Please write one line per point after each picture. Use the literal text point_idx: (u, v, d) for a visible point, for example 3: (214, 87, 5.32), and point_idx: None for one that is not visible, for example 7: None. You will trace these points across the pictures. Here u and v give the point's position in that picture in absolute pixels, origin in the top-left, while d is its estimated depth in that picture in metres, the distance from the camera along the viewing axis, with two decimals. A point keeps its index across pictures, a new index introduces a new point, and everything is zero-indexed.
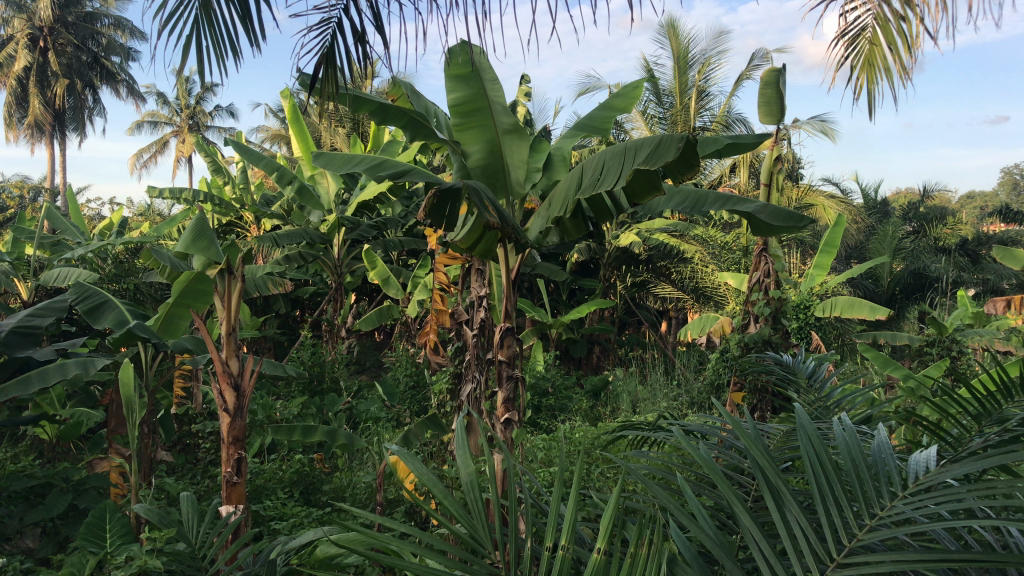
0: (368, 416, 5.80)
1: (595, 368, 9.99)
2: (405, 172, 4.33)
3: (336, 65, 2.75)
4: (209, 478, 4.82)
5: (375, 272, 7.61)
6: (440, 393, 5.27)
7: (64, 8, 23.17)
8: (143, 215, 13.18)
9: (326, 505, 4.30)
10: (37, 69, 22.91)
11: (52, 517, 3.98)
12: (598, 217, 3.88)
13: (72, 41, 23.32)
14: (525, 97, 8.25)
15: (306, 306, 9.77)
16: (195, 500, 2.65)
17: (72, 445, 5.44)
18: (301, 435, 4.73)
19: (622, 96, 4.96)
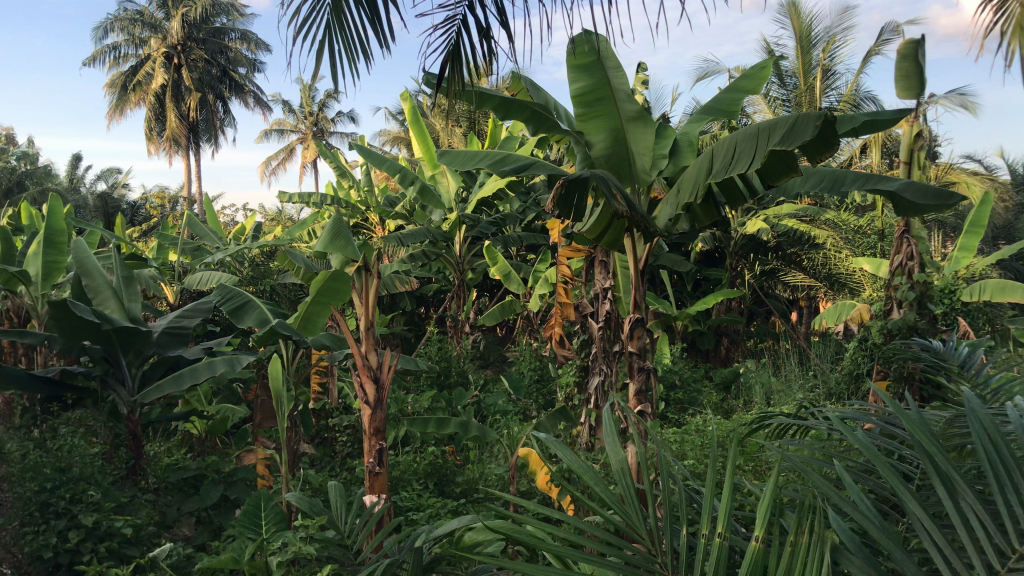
0: (496, 409, 5.88)
1: (724, 360, 9.78)
2: (529, 165, 4.35)
3: (462, 61, 2.80)
4: (347, 470, 5.00)
5: (497, 268, 7.66)
6: (568, 386, 5.28)
7: (195, 26, 24.44)
8: (275, 221, 13.74)
9: (461, 496, 4.38)
10: (173, 86, 24.36)
11: (206, 507, 4.22)
12: (729, 202, 3.78)
13: (204, 57, 24.65)
14: (643, 86, 8.15)
15: (430, 304, 9.98)
16: (343, 489, 2.73)
17: (219, 440, 5.75)
18: (435, 429, 4.83)
19: (748, 79, 4.81)
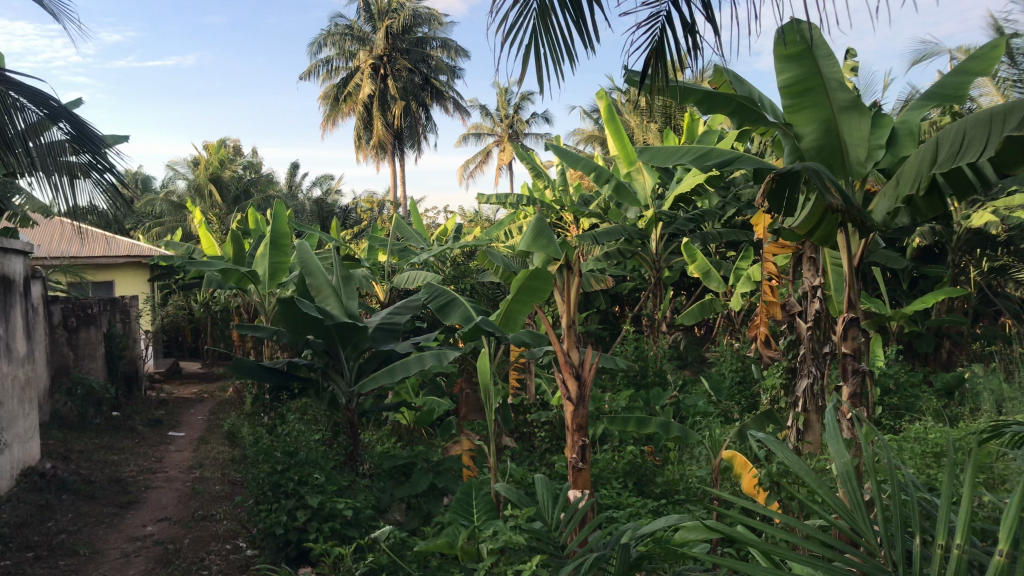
0: (696, 410, 5.80)
1: (945, 365, 9.10)
2: (733, 160, 4.25)
3: (666, 57, 2.79)
4: (548, 465, 5.11)
5: (695, 266, 7.54)
6: (773, 389, 5.11)
7: (398, 37, 25.75)
8: (474, 221, 14.23)
9: (661, 496, 4.36)
10: (379, 95, 25.80)
11: (416, 494, 4.47)
12: (958, 194, 3.51)
13: (408, 66, 25.91)
14: (852, 72, 7.72)
15: (626, 302, 9.98)
16: (549, 483, 2.89)
17: (425, 431, 6.05)
18: (635, 427, 4.82)
19: (977, 60, 4.44)
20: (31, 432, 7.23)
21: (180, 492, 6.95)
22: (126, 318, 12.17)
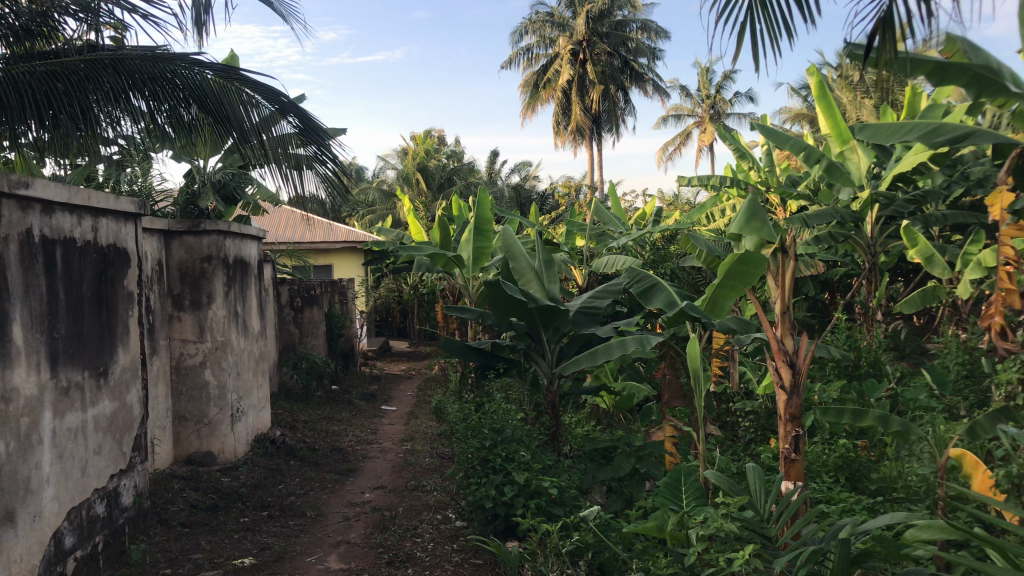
0: (917, 405, 5.46)
1: None
2: (967, 135, 3.93)
3: (893, 27, 2.71)
4: (753, 456, 5.00)
5: (916, 251, 7.07)
6: (1007, 385, 4.72)
7: (598, 22, 25.78)
8: (675, 204, 14.04)
9: (876, 493, 4.17)
10: (578, 80, 25.96)
11: (618, 477, 4.52)
12: None
13: (607, 50, 25.88)
14: None
15: (836, 289, 9.52)
16: (761, 473, 2.93)
17: (626, 415, 6.08)
18: (850, 420, 4.61)
19: None
20: (264, 401, 7.92)
21: (394, 463, 7.38)
22: (343, 298, 13.02)
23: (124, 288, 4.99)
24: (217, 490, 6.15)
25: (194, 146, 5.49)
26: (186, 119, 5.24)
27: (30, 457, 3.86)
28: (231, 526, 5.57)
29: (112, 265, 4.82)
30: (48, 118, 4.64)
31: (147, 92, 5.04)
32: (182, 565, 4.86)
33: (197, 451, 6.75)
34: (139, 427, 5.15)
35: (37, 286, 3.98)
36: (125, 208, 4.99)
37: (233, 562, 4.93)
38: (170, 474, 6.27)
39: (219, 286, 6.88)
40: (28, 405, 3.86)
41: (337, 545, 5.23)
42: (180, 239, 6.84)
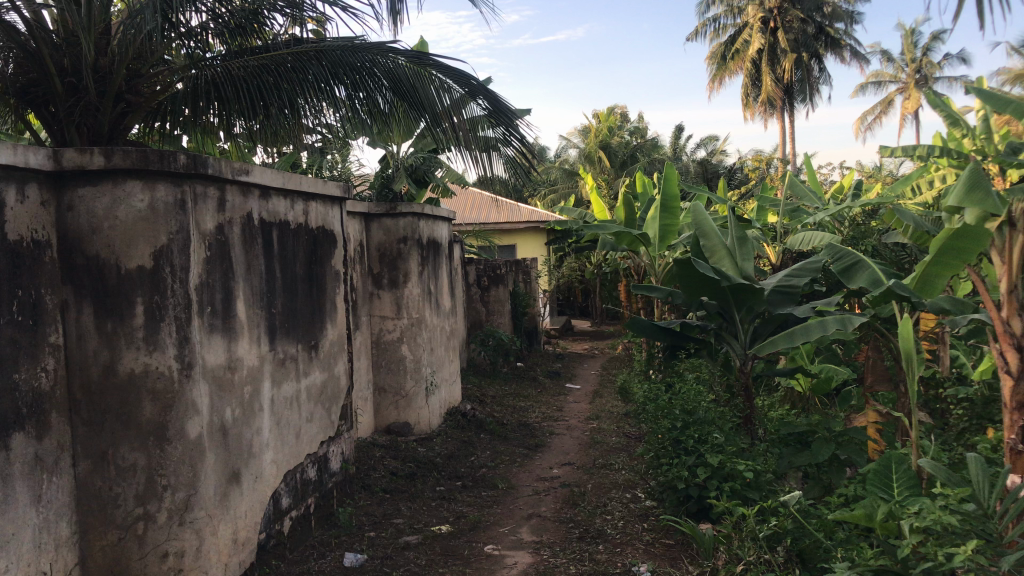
0: None
1: None
2: None
3: None
4: (966, 446, 4.67)
5: None
6: None
7: None
8: (876, 177, 13.24)
9: None
10: (769, 49, 24.96)
11: (817, 464, 4.36)
12: None
13: (800, 16, 24.70)
14: None
15: None
16: (983, 463, 2.92)
17: (823, 399, 5.84)
18: None
19: None
20: (455, 376, 8.23)
21: (581, 440, 7.46)
22: (528, 277, 13.27)
23: (331, 267, 5.32)
24: (414, 459, 6.46)
25: (391, 132, 5.73)
26: (381, 106, 5.48)
27: (253, 422, 4.21)
28: (427, 495, 5.85)
29: (320, 245, 5.14)
30: (260, 109, 5.07)
31: (345, 81, 5.34)
32: (385, 529, 5.16)
33: (396, 421, 7.12)
34: (345, 397, 5.49)
35: (258, 265, 4.31)
36: (331, 191, 5.31)
37: (431, 528, 5.18)
38: (371, 443, 6.66)
39: (415, 265, 7.17)
40: (251, 375, 4.21)
41: (529, 517, 5.36)
42: (379, 221, 7.16)
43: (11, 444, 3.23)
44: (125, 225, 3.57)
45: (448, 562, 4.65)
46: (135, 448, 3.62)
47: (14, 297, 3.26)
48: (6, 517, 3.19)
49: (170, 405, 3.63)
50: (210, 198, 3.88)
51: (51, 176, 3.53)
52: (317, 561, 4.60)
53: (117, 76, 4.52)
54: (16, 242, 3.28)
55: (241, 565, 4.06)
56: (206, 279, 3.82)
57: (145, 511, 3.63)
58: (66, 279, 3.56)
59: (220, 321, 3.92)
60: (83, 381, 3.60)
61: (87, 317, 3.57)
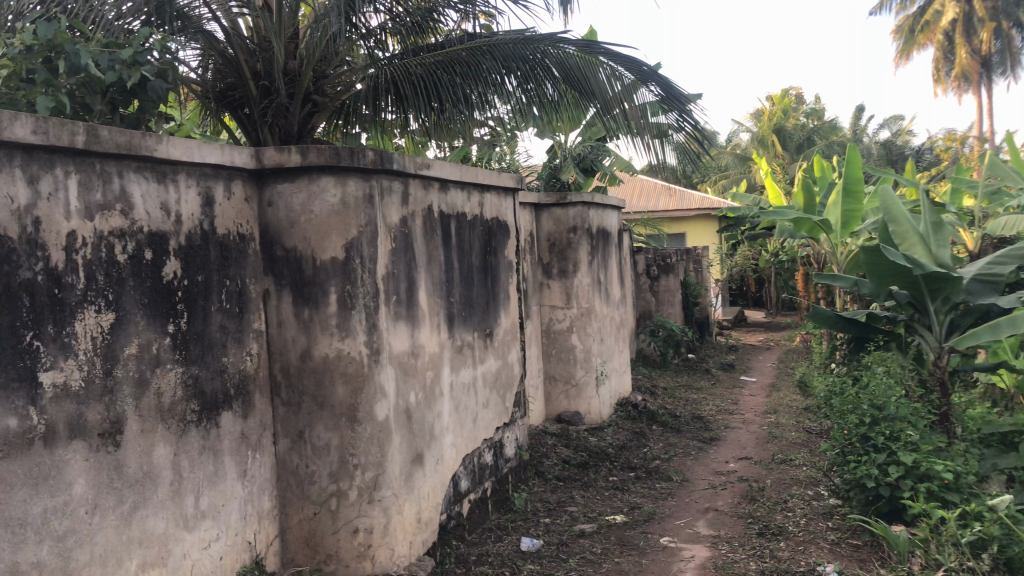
0: None
1: None
2: None
3: None
4: None
5: None
6: None
7: None
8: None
9: None
10: (963, 20, 23.24)
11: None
12: None
13: None
14: None
15: None
16: None
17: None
18: None
19: None
20: (625, 367, 8.21)
21: (757, 435, 7.26)
22: (698, 267, 13.01)
23: (505, 257, 5.42)
24: (586, 448, 6.50)
25: (560, 121, 5.75)
26: (551, 97, 5.52)
27: (435, 406, 4.37)
28: (600, 485, 5.88)
29: (496, 236, 5.25)
30: (433, 107, 5.17)
31: (517, 74, 5.42)
32: (559, 516, 5.23)
33: (567, 410, 7.18)
34: (519, 385, 5.59)
35: (438, 256, 4.45)
36: (506, 182, 5.39)
37: (606, 518, 5.20)
38: (544, 431, 6.75)
39: (585, 254, 7.16)
40: (432, 361, 4.36)
41: (705, 511, 5.27)
42: (550, 211, 7.19)
43: (221, 421, 3.50)
44: (319, 218, 3.78)
45: (623, 552, 4.66)
46: (329, 428, 3.84)
47: (223, 286, 3.53)
48: (218, 488, 3.48)
49: (359, 389, 3.82)
50: (394, 191, 4.04)
51: (253, 173, 3.79)
52: (495, 544, 4.73)
53: (305, 78, 4.77)
54: (224, 236, 3.55)
55: (424, 544, 4.23)
56: (392, 269, 3.99)
57: (337, 488, 3.84)
58: (267, 269, 3.82)
59: (404, 309, 4.09)
60: (282, 364, 3.85)
61: (286, 305, 3.82)
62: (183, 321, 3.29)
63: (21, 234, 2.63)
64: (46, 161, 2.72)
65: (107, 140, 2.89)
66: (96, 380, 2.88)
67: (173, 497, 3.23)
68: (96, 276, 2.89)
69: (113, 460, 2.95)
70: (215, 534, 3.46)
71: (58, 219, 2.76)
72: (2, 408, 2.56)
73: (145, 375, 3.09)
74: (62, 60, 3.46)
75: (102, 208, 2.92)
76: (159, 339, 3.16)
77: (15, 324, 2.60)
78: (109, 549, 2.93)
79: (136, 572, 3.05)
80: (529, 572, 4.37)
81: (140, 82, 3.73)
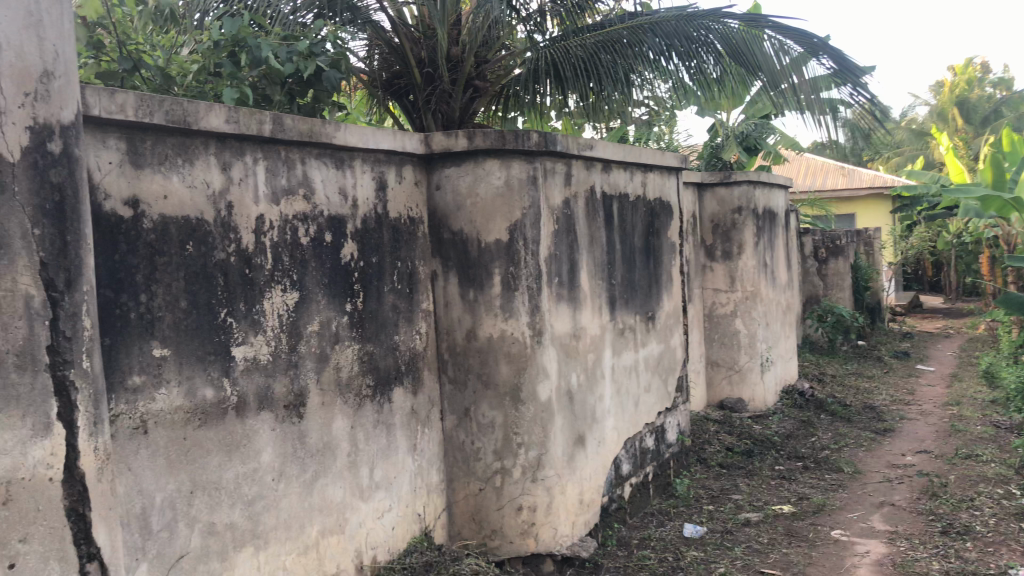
0: None
1: None
2: None
3: None
4: None
5: None
6: None
7: None
8: None
9: None
10: None
11: None
12: None
13: None
14: None
15: None
16: None
17: None
18: None
19: None
20: (792, 353, 7.91)
21: (937, 427, 6.82)
22: (870, 249, 12.35)
23: (668, 238, 5.33)
24: (751, 436, 6.33)
25: (721, 99, 5.60)
26: (713, 74, 5.38)
27: (597, 389, 4.36)
28: (766, 473, 5.71)
29: (658, 217, 5.17)
30: (590, 87, 5.11)
31: (678, 53, 5.32)
32: (723, 504, 5.12)
33: (729, 396, 7.01)
34: (681, 370, 5.49)
35: (601, 238, 4.42)
36: (669, 162, 5.30)
37: (773, 507, 5.04)
38: (705, 417, 6.63)
39: (750, 236, 6.94)
40: (595, 343, 4.35)
41: (881, 505, 5.01)
42: (713, 191, 6.99)
43: (393, 397, 3.64)
44: (485, 200, 3.84)
45: (792, 543, 4.50)
46: (494, 406, 3.90)
47: (394, 267, 3.65)
48: (390, 461, 3.62)
49: (523, 369, 3.87)
50: (558, 173, 4.05)
51: (422, 157, 3.89)
52: (657, 529, 4.69)
53: (466, 64, 4.88)
54: (395, 219, 3.67)
55: (587, 525, 4.24)
56: (555, 251, 4.00)
57: (502, 466, 3.91)
58: (434, 251, 3.92)
59: (567, 290, 4.09)
60: (449, 343, 3.95)
61: (452, 286, 3.91)
62: (359, 300, 3.43)
63: (216, 217, 2.81)
64: (236, 149, 2.90)
65: (289, 128, 3.04)
66: (282, 355, 3.06)
67: (349, 468, 3.39)
68: (281, 257, 3.06)
69: (297, 430, 3.13)
70: (388, 505, 3.61)
71: (248, 203, 2.93)
72: (201, 378, 2.75)
73: (324, 350, 3.25)
74: (246, 54, 3.66)
75: (287, 193, 3.09)
76: (338, 318, 3.31)
77: (213, 301, 2.79)
78: (293, 514, 3.11)
79: (317, 537, 3.23)
80: (692, 557, 4.30)
81: (315, 72, 3.90)
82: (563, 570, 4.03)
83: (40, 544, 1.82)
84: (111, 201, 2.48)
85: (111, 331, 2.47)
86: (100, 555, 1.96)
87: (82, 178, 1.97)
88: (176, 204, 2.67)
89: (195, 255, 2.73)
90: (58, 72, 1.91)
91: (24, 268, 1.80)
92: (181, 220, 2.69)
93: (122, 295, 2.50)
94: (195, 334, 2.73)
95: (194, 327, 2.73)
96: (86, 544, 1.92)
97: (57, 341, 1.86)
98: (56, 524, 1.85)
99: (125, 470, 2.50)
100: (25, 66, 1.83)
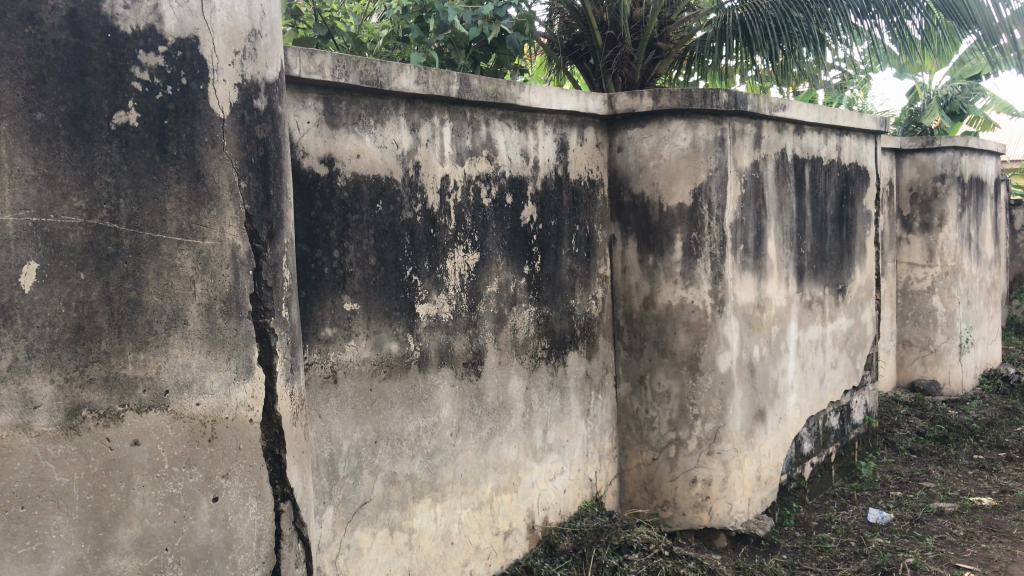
0: None
1: None
2: None
3: None
4: None
5: None
6: None
7: None
8: None
9: None
10: None
11: None
12: None
13: None
14: None
15: None
16: None
17: None
18: None
19: None
20: (995, 335, 7.28)
21: None
22: None
23: (863, 207, 4.99)
24: (945, 421, 5.89)
25: (920, 60, 5.25)
26: (914, 32, 5.01)
27: (779, 362, 4.17)
28: (962, 462, 5.30)
29: (853, 183, 4.84)
30: (778, 48, 4.81)
31: (877, 9, 4.92)
32: (912, 491, 4.80)
33: (922, 378, 6.55)
34: (871, 346, 5.17)
35: (790, 204, 4.19)
36: (866, 125, 4.96)
37: (970, 498, 4.67)
38: (894, 400, 6.24)
39: (954, 206, 6.39)
40: (780, 315, 4.15)
41: None
42: (913, 157, 6.46)
43: (568, 360, 3.63)
44: (668, 163, 3.71)
45: (992, 538, 4.15)
46: (670, 375, 3.80)
47: (573, 231, 3.62)
48: (564, 424, 3.62)
49: (703, 338, 3.75)
50: (746, 134, 3.86)
51: (604, 119, 3.81)
52: (839, 512, 4.46)
53: (650, 25, 4.73)
54: (576, 181, 3.63)
55: (763, 502, 4.09)
56: (740, 217, 3.83)
57: (677, 436, 3.82)
58: (614, 215, 3.84)
59: (752, 258, 3.92)
60: (626, 309, 3.87)
61: (631, 250, 3.82)
62: (537, 263, 3.42)
63: (404, 176, 2.87)
64: (424, 110, 2.95)
65: (476, 89, 3.05)
66: (462, 314, 3.10)
67: (524, 428, 3.41)
68: (464, 218, 3.09)
69: (475, 388, 3.18)
70: (560, 468, 3.62)
71: (434, 163, 2.98)
72: (387, 333, 2.84)
73: (503, 311, 3.28)
74: (432, 19, 3.68)
75: (471, 154, 3.11)
76: (516, 279, 3.32)
77: (399, 259, 2.86)
78: (468, 470, 3.17)
79: (491, 494, 3.28)
80: (878, 544, 4.05)
81: (499, 36, 3.88)
82: (737, 546, 3.91)
83: (241, 481, 1.93)
84: (309, 159, 2.57)
85: (306, 284, 2.57)
86: (292, 495, 2.06)
87: (284, 134, 2.04)
88: (368, 163, 2.75)
89: (384, 214, 2.81)
90: (264, 30, 1.99)
91: (232, 219, 1.89)
92: (372, 179, 2.76)
93: (317, 250, 2.60)
94: (381, 290, 2.81)
95: (381, 283, 2.81)
96: (281, 484, 2.02)
97: (259, 290, 1.96)
98: (255, 463, 1.96)
99: (316, 417, 2.62)
100: (235, 26, 1.91)
